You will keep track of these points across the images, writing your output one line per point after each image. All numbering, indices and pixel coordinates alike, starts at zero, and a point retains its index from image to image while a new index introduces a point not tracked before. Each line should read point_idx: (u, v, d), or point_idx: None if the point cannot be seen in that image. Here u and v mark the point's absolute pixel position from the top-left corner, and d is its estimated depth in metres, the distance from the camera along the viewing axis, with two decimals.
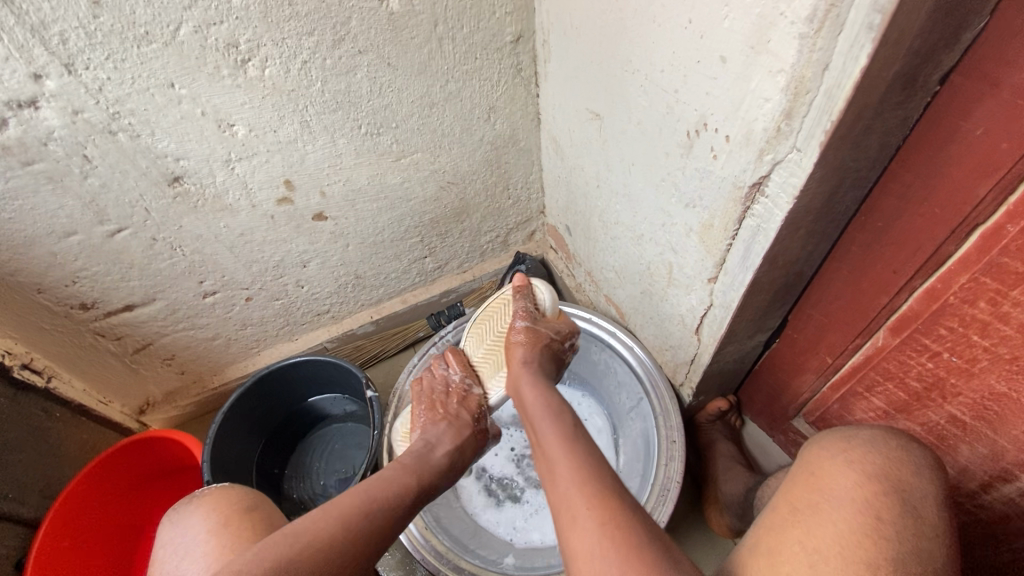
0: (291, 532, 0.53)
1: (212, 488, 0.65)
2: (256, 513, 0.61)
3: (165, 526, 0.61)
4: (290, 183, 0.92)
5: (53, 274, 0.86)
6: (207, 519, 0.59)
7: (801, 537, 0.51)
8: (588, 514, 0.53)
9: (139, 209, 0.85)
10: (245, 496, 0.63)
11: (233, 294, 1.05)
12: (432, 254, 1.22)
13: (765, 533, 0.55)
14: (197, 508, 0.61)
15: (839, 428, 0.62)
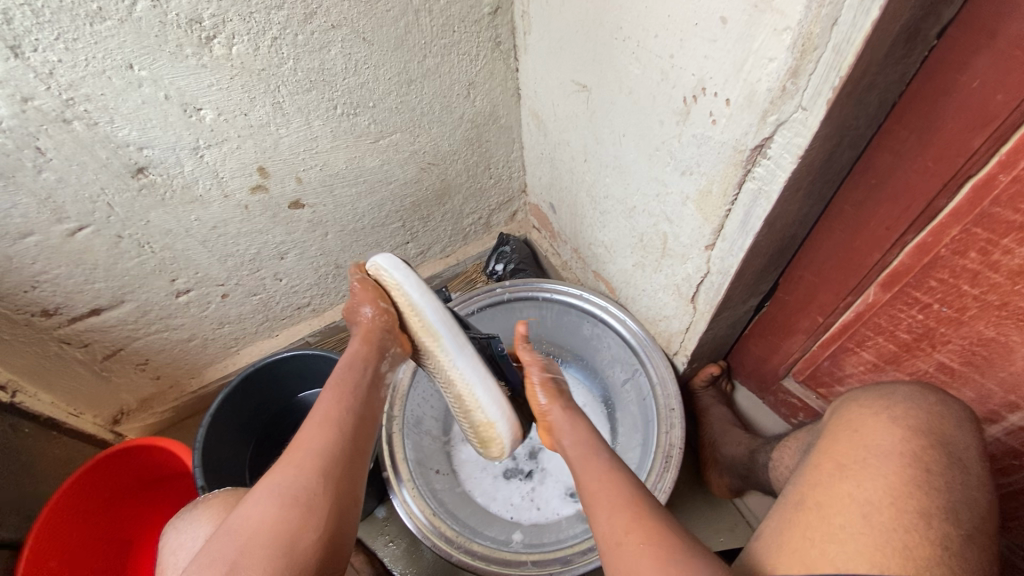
0: (275, 468, 0.57)
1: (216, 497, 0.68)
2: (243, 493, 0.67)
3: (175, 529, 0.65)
4: (265, 170, 0.88)
5: (9, 279, 0.79)
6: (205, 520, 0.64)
7: (852, 489, 0.53)
8: (632, 530, 0.56)
9: (102, 204, 0.79)
10: (239, 493, 0.68)
11: (208, 291, 1.00)
12: (414, 239, 1.19)
13: (810, 489, 0.56)
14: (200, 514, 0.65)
15: (874, 387, 0.65)
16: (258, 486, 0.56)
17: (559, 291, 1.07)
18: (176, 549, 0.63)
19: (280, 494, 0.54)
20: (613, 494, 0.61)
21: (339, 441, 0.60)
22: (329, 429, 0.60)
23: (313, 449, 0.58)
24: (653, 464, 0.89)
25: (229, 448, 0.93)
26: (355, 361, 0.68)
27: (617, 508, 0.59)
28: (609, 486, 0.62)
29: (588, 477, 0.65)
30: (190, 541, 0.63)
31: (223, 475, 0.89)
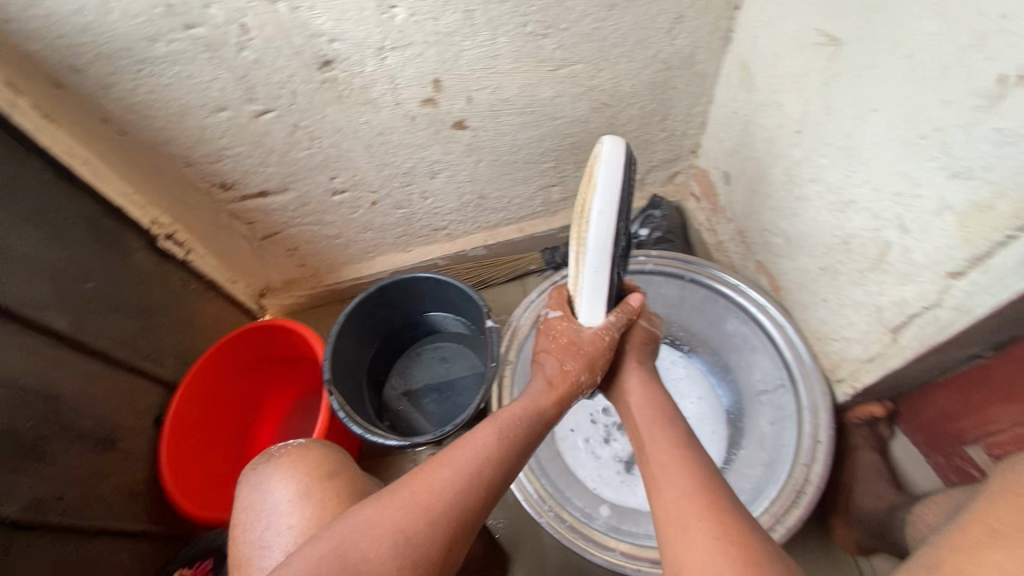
0: (396, 496, 0.54)
1: (288, 447, 0.68)
2: (338, 472, 0.65)
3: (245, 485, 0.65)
4: (439, 83, 0.83)
5: (200, 149, 0.84)
6: (283, 479, 0.64)
7: (997, 559, 0.43)
8: (705, 522, 0.52)
9: (288, 91, 0.79)
10: (313, 448, 0.68)
11: (360, 196, 1.02)
12: (561, 183, 1.10)
13: (944, 552, 0.47)
14: (274, 470, 0.65)
15: None
16: (374, 517, 0.52)
17: (711, 275, 0.96)
18: (256, 508, 0.63)
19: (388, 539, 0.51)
20: (689, 482, 0.57)
21: (468, 504, 0.55)
22: (465, 479, 0.55)
23: (433, 502, 0.53)
24: (779, 496, 0.81)
25: (353, 351, 0.96)
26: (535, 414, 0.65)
27: (696, 501, 0.55)
28: (694, 474, 0.58)
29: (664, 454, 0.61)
30: (277, 506, 0.62)
31: (346, 374, 0.92)
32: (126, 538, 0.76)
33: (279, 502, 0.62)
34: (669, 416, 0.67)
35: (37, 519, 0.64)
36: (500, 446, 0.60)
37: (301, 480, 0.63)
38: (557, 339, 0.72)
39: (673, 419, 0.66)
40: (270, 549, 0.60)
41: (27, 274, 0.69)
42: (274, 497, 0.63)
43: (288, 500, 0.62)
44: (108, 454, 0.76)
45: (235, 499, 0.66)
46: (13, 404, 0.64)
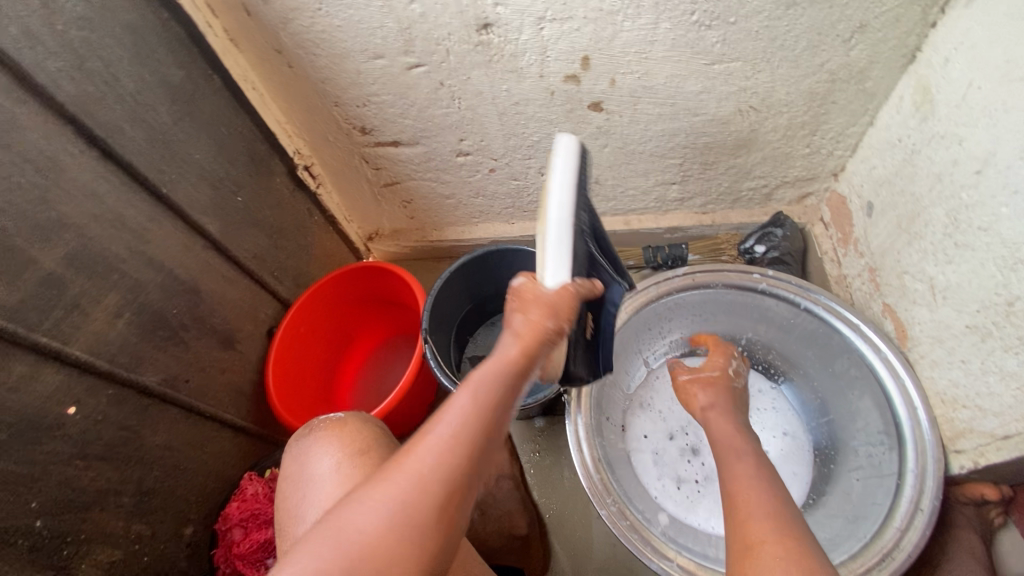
0: (381, 470, 0.45)
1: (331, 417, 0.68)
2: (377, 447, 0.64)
3: (291, 455, 0.66)
4: (588, 61, 0.82)
5: (351, 92, 0.89)
6: (327, 452, 0.63)
7: None
8: (768, 530, 0.52)
9: (442, 49, 0.82)
10: (357, 419, 0.68)
11: (481, 161, 1.04)
12: (681, 183, 1.05)
13: None
14: (316, 441, 0.65)
15: None
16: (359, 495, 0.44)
17: (831, 307, 0.87)
18: (298, 475, 0.64)
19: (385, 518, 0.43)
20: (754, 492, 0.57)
21: (456, 472, 0.45)
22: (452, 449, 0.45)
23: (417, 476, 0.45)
24: (863, 553, 0.75)
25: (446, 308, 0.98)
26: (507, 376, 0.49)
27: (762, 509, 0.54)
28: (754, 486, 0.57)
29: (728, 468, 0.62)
30: (317, 476, 0.62)
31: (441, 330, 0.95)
32: (231, 430, 0.83)
33: (319, 470, 0.62)
34: (730, 426, 0.69)
35: (171, 393, 0.72)
36: (480, 409, 0.47)
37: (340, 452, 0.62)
38: (545, 302, 0.54)
39: (731, 436, 0.67)
40: (308, 518, 0.60)
41: (196, 180, 0.76)
42: (312, 466, 0.63)
43: (327, 468, 0.61)
44: (228, 351, 0.83)
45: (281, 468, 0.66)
46: (169, 289, 0.71)
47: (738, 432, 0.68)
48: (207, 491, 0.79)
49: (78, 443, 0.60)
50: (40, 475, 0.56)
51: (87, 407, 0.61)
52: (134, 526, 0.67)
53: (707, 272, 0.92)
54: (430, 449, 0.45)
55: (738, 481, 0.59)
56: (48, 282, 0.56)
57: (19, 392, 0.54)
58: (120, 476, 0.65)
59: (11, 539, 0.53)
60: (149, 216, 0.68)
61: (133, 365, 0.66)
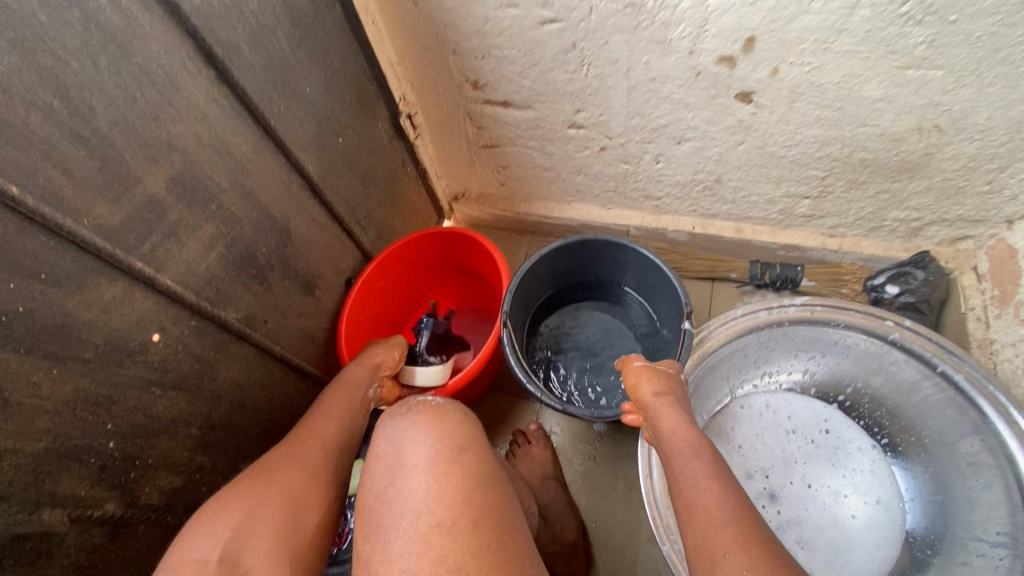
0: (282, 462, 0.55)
1: (433, 402, 0.56)
2: (456, 428, 0.52)
3: (381, 435, 0.53)
4: (752, 43, 0.70)
5: (472, 41, 0.81)
6: (423, 437, 0.50)
7: None
8: (739, 540, 0.46)
9: (585, 6, 0.71)
10: (449, 407, 0.56)
11: (594, 137, 0.93)
12: (815, 199, 0.91)
13: None
14: (410, 424, 0.52)
15: None
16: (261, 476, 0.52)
17: (977, 379, 0.73)
18: (386, 457, 0.50)
19: (431, 547, 0.42)
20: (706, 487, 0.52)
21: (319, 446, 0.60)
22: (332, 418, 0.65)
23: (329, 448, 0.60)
24: None
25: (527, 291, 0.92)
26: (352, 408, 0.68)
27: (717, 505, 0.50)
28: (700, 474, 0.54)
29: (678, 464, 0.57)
30: (407, 464, 0.48)
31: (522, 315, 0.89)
32: (298, 375, 0.82)
33: (387, 442, 0.51)
34: (679, 415, 0.62)
35: (249, 332, 0.70)
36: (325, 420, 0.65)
37: (410, 425, 0.52)
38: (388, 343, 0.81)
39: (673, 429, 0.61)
40: (394, 506, 0.46)
41: (301, 115, 0.71)
42: (377, 444, 0.52)
43: (396, 437, 0.51)
44: (307, 296, 0.81)
45: (371, 446, 0.53)
46: (261, 227, 0.68)
47: (692, 428, 0.61)
48: (267, 432, 0.78)
49: (157, 371, 0.59)
50: (118, 399, 0.55)
51: (170, 336, 0.59)
52: (198, 457, 0.67)
53: (831, 308, 0.81)
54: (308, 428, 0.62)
55: (693, 487, 0.53)
56: (150, 206, 0.53)
57: (109, 314, 0.52)
58: (191, 408, 0.64)
59: (84, 458, 0.53)
60: (252, 148, 0.65)
61: (217, 300, 0.64)
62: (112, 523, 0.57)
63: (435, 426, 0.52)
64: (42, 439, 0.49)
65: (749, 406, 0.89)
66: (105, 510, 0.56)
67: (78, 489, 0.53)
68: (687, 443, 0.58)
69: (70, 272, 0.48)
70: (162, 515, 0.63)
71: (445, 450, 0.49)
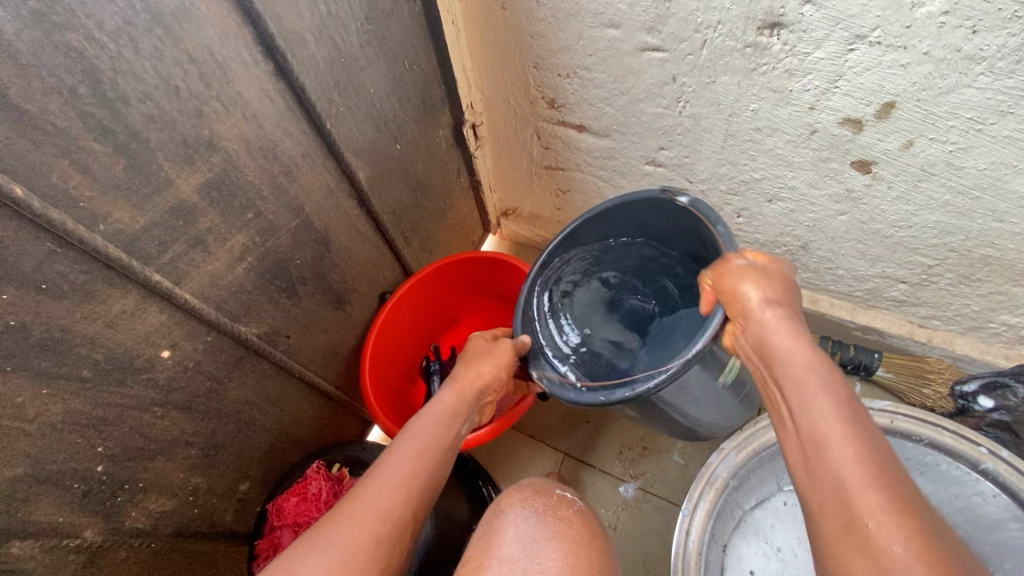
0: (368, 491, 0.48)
1: (572, 514, 0.49)
2: (600, 562, 0.45)
3: (509, 532, 0.46)
4: (890, 109, 0.60)
5: (559, 57, 0.72)
6: (561, 557, 0.44)
7: None
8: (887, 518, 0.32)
9: (698, 38, 0.62)
10: (588, 526, 0.49)
11: (672, 178, 0.83)
12: (913, 286, 0.80)
13: None
14: (549, 534, 0.46)
15: None
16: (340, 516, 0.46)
17: None
18: (515, 563, 0.43)
19: None
20: (895, 541, 0.31)
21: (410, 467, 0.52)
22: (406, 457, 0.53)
23: (399, 502, 0.49)
24: None
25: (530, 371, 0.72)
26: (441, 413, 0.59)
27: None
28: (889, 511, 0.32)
29: (839, 491, 0.33)
30: None
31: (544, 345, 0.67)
32: (313, 393, 0.75)
33: (515, 542, 0.45)
34: (781, 319, 0.43)
35: (268, 349, 0.63)
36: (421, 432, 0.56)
37: (547, 536, 0.45)
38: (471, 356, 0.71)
39: (825, 417, 0.36)
40: None
41: (360, 117, 0.63)
42: (502, 542, 0.46)
43: (530, 539, 0.45)
44: (336, 311, 0.74)
45: (495, 541, 0.46)
46: (299, 237, 0.61)
47: (804, 339, 0.41)
48: (272, 452, 0.72)
49: (162, 389, 0.52)
50: (113, 420, 0.49)
51: (181, 353, 0.53)
52: (194, 478, 0.61)
53: (913, 421, 0.71)
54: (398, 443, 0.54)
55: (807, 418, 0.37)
56: (179, 212, 0.46)
57: (115, 328, 0.46)
58: (194, 428, 0.58)
59: (67, 483, 0.47)
60: (302, 151, 0.57)
61: (238, 314, 0.57)
62: (89, 553, 0.51)
63: (573, 549, 0.45)
64: (20, 465, 0.43)
65: (794, 502, 0.78)
66: (83, 538, 0.50)
67: (55, 517, 0.47)
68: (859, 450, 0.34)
69: (76, 282, 0.41)
70: (147, 540, 0.57)
71: None
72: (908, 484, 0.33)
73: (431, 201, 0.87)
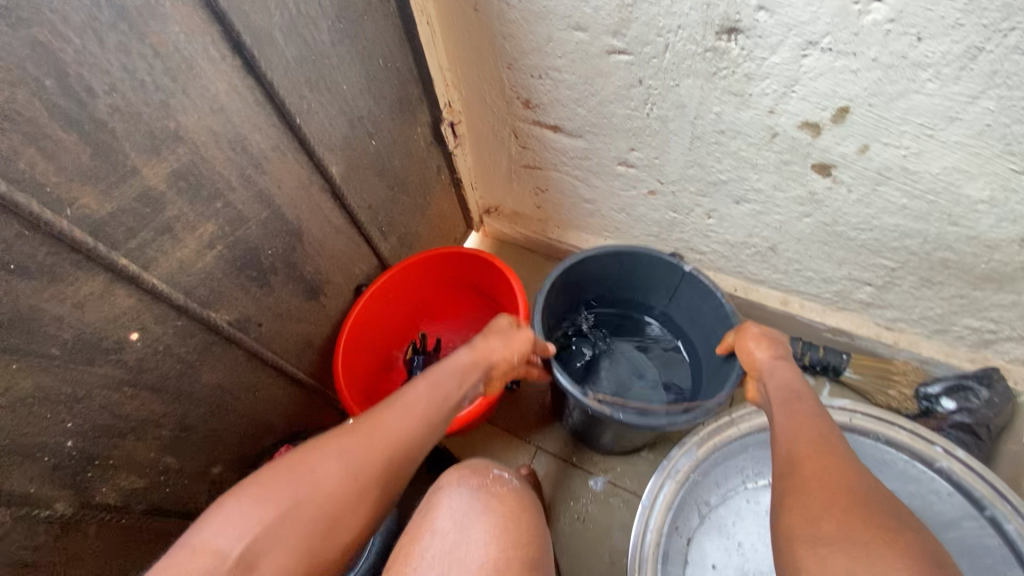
0: (379, 419, 0.53)
1: (505, 491, 0.53)
2: (527, 535, 0.49)
3: (444, 503, 0.50)
4: (844, 114, 0.61)
5: (530, 58, 0.74)
6: (490, 529, 0.48)
7: None
8: (829, 478, 0.46)
9: (660, 42, 0.64)
10: (520, 504, 0.53)
11: (644, 179, 0.85)
12: (878, 289, 0.82)
13: None
14: (480, 509, 0.50)
15: None
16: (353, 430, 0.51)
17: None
18: (448, 534, 0.47)
19: None
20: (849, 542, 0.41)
21: (417, 413, 0.55)
22: (423, 400, 0.56)
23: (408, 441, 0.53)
24: None
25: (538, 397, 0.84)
26: (453, 369, 0.62)
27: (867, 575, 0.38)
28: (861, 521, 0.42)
29: (789, 459, 0.50)
30: (469, 558, 0.45)
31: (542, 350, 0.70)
32: (287, 380, 0.78)
33: (448, 515, 0.49)
34: (787, 369, 0.62)
35: (240, 335, 0.65)
36: (437, 380, 0.59)
37: (479, 511, 0.49)
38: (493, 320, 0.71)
39: (793, 424, 0.53)
40: None
41: (333, 114, 0.66)
42: (437, 515, 0.49)
43: (462, 513, 0.49)
44: (311, 301, 0.76)
45: (430, 513, 0.50)
46: (271, 227, 0.63)
47: (802, 387, 0.59)
48: (245, 436, 0.74)
49: (132, 370, 0.55)
50: (83, 398, 0.51)
51: (151, 336, 0.55)
52: (166, 458, 0.63)
53: (872, 419, 0.73)
54: (415, 386, 0.58)
55: (787, 432, 0.53)
56: (146, 199, 0.49)
57: (84, 309, 0.48)
58: (165, 409, 0.60)
59: (36, 455, 0.49)
60: (273, 145, 0.59)
61: (209, 300, 0.60)
62: (61, 524, 0.53)
63: (505, 525, 0.49)
64: None
65: (756, 501, 0.82)
66: (55, 510, 0.53)
67: (27, 488, 0.50)
68: (804, 435, 0.51)
69: (44, 263, 0.43)
70: (118, 515, 0.60)
71: (507, 557, 0.46)
72: (846, 465, 0.47)
73: (409, 197, 0.90)
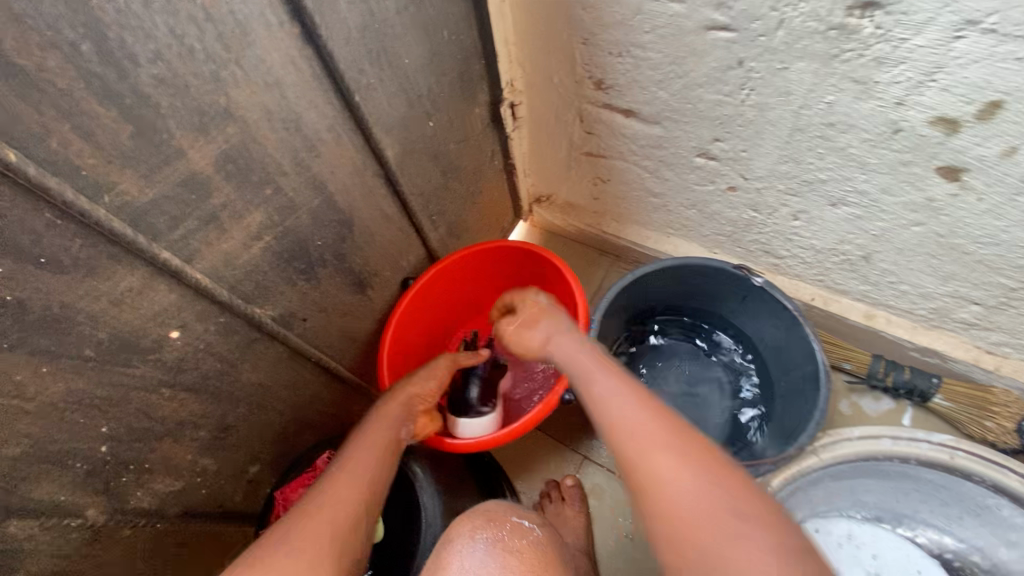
0: (323, 499, 0.49)
1: (529, 541, 0.53)
2: None
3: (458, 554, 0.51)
4: (995, 109, 0.52)
5: (611, 33, 0.65)
6: None
7: None
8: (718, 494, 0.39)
9: (774, 17, 0.55)
10: (545, 556, 0.52)
11: (725, 174, 0.76)
12: (988, 309, 0.72)
13: None
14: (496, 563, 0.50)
15: None
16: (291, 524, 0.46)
17: None
18: None
19: None
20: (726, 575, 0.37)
21: (358, 486, 0.52)
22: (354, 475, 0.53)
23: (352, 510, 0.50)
24: None
25: None
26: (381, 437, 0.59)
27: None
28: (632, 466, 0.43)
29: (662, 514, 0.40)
30: None
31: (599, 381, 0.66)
32: (329, 377, 0.73)
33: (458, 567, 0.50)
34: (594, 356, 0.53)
35: (284, 332, 0.60)
36: (368, 451, 0.57)
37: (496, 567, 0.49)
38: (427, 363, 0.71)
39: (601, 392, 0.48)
40: None
41: (392, 91, 0.59)
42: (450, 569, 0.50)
43: (476, 566, 0.49)
44: (357, 295, 0.70)
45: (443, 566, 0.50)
46: (321, 217, 0.57)
47: (631, 392, 0.47)
48: (285, 434, 0.70)
49: (170, 370, 0.50)
50: (118, 401, 0.46)
51: (191, 334, 0.50)
52: (203, 460, 0.59)
53: (978, 459, 0.65)
54: (342, 462, 0.55)
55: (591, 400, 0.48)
56: (192, 184, 0.43)
57: (122, 306, 0.43)
58: (204, 410, 0.56)
59: (68, 462, 0.45)
60: (328, 125, 0.53)
61: (254, 295, 0.54)
62: (93, 532, 0.49)
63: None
64: (20, 444, 0.41)
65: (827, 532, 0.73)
66: (87, 517, 0.49)
67: (57, 496, 0.46)
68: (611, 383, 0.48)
69: (78, 257, 0.38)
70: (153, 520, 0.56)
71: None
72: (718, 463, 0.41)
73: (461, 184, 0.83)
